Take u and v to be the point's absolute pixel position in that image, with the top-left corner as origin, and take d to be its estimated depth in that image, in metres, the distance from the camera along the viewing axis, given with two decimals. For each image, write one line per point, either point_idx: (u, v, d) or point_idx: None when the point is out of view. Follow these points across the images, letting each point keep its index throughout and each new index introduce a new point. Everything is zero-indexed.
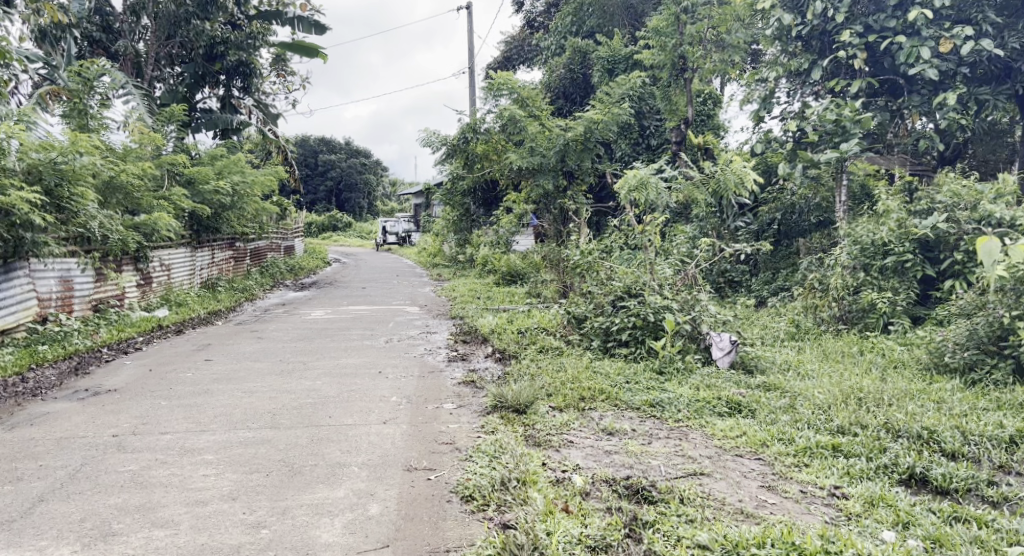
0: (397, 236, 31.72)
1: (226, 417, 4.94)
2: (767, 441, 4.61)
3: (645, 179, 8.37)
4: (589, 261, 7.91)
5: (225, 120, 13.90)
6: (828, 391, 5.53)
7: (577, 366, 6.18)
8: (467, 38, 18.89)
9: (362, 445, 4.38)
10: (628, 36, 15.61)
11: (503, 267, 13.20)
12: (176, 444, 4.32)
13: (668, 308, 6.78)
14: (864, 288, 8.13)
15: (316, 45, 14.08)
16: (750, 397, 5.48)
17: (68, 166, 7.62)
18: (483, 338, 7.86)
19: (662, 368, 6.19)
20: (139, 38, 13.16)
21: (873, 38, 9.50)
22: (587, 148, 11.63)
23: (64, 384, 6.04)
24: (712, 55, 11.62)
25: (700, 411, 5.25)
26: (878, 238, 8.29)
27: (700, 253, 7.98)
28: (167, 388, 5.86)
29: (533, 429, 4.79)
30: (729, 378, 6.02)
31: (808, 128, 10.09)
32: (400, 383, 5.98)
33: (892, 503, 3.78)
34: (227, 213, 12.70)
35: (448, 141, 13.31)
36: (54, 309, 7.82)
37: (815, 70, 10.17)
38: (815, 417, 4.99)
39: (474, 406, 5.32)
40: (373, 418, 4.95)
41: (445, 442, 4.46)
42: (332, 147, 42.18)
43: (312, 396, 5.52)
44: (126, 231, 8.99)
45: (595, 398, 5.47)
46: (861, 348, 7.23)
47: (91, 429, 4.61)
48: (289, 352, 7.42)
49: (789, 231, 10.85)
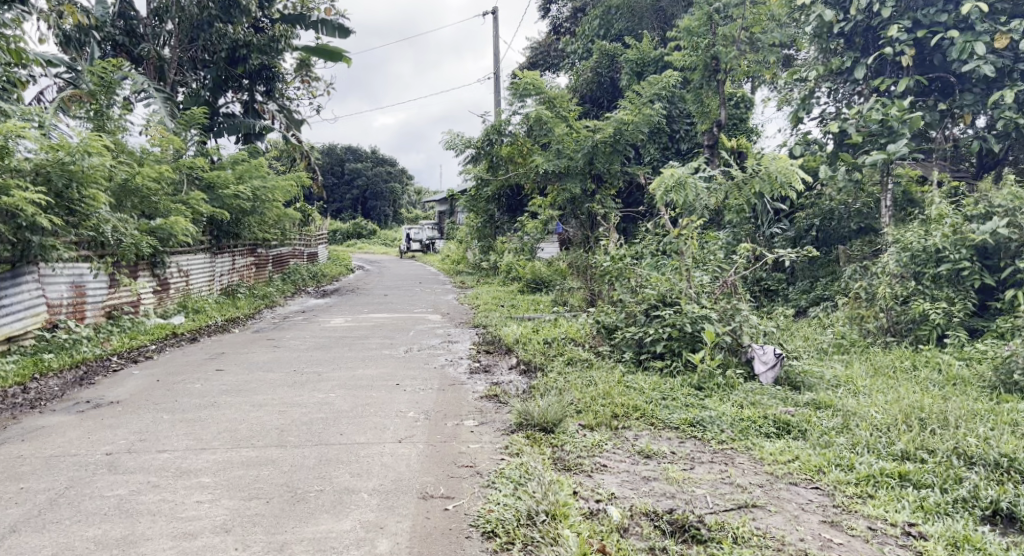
0: (422, 243, 31.41)
1: (230, 434, 4.58)
2: (823, 468, 4.14)
3: (683, 179, 7.80)
4: (620, 267, 7.43)
5: (248, 125, 13.69)
6: (884, 411, 5.05)
7: (608, 381, 5.73)
8: (493, 43, 18.57)
9: (373, 468, 3.98)
10: (658, 38, 15.20)
11: (528, 274, 13.09)
12: (170, 465, 3.96)
13: (708, 318, 6.28)
14: (915, 297, 7.59)
15: (341, 49, 13.87)
16: (800, 416, 5.00)
17: (77, 166, 7.28)
18: (508, 348, 7.46)
19: (700, 384, 5.73)
20: (163, 43, 13.02)
21: (922, 34, 8.99)
22: (617, 151, 11.02)
23: (66, 395, 5.74)
24: (746, 55, 11.13)
25: (745, 431, 4.79)
26: (930, 244, 7.70)
27: (739, 259, 7.45)
28: (173, 400, 5.52)
29: (562, 451, 4.35)
30: (775, 394, 5.55)
31: (851, 130, 9.59)
32: (419, 397, 5.59)
33: (979, 546, 3.31)
34: (248, 218, 12.51)
35: (474, 144, 12.93)
36: (65, 315, 7.56)
37: (858, 68, 9.67)
38: (875, 440, 4.49)
39: (497, 423, 4.91)
40: (387, 436, 4.56)
41: (465, 466, 4.04)
42: (359, 155, 42.30)
43: (324, 410, 5.15)
44: (141, 235, 8.73)
45: (629, 416, 5.02)
46: (915, 362, 6.72)
47: (84, 446, 4.28)
48: (303, 362, 7.07)
49: (827, 238, 10.31)
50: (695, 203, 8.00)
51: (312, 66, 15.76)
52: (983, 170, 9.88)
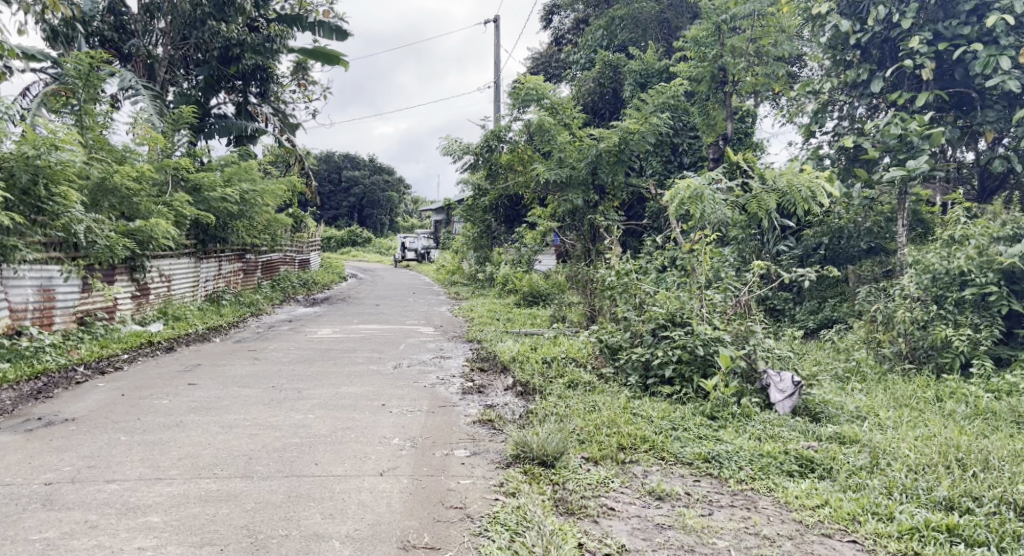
0: (417, 253, 30.81)
1: (192, 460, 4.10)
2: (858, 516, 3.70)
3: (700, 191, 7.17)
4: (625, 281, 6.84)
5: (240, 127, 13.20)
6: (914, 448, 4.58)
7: (613, 408, 5.25)
8: (494, 52, 18.20)
9: (348, 508, 3.54)
10: (663, 49, 14.88)
11: (525, 286, 12.72)
12: (115, 500, 3.54)
13: (720, 341, 5.80)
14: (935, 323, 7.12)
15: (338, 52, 13.41)
16: (824, 453, 4.52)
17: (44, 161, 6.91)
18: (504, 366, 6.98)
19: (713, 414, 5.26)
20: (152, 41, 12.35)
21: (944, 46, 8.54)
22: (621, 161, 10.46)
23: (18, 411, 5.25)
24: (754, 68, 10.78)
25: (765, 469, 4.31)
26: (953, 267, 7.20)
27: (754, 277, 6.89)
28: (135, 418, 5.02)
29: (563, 490, 3.89)
30: (794, 426, 5.08)
31: (867, 144, 9.12)
32: (405, 420, 5.11)
33: None
34: (236, 223, 11.97)
35: (472, 150, 12.44)
36: (30, 321, 7.07)
37: (875, 80, 9.22)
38: (914, 482, 4.03)
39: (491, 454, 4.43)
40: (367, 467, 4.08)
41: (454, 507, 3.62)
42: (357, 163, 41.90)
43: (300, 434, 4.67)
44: (118, 237, 8.22)
45: (637, 449, 4.55)
46: (939, 394, 6.25)
47: (22, 475, 3.84)
48: (284, 377, 6.56)
49: (835, 257, 9.85)
50: (713, 215, 7.36)
51: (310, 70, 15.32)
52: (987, 193, 9.44)
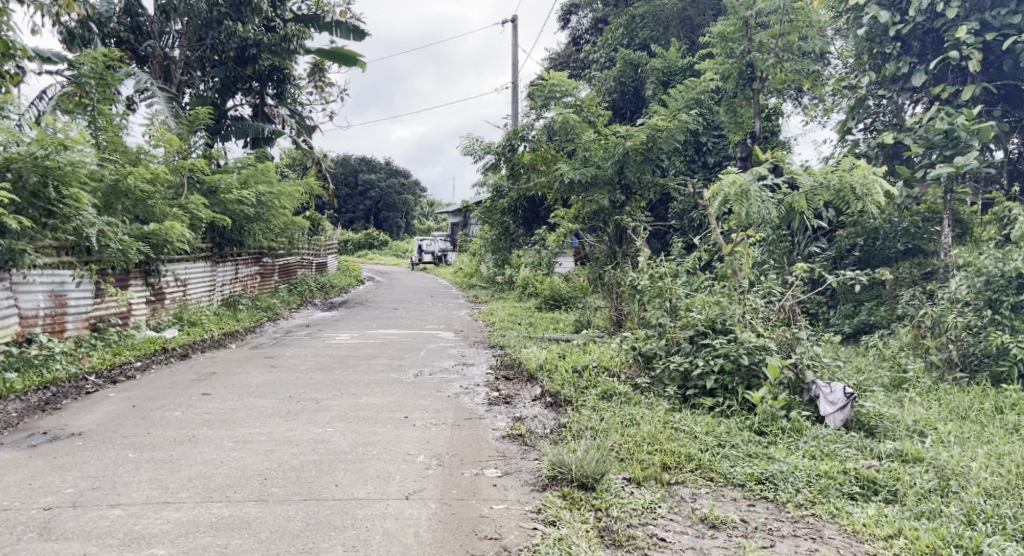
0: (433, 256, 30.41)
1: (204, 480, 3.81)
2: (940, 549, 3.36)
3: (746, 188, 6.79)
4: (659, 285, 6.40)
5: (257, 129, 12.85)
6: (987, 468, 4.17)
7: (652, 422, 4.88)
8: (512, 52, 17.87)
9: (373, 539, 3.27)
10: (685, 47, 14.47)
11: (546, 290, 12.34)
12: (119, 529, 3.27)
13: (766, 350, 5.41)
14: (989, 329, 6.67)
15: (355, 52, 13.09)
16: (887, 472, 4.12)
17: (53, 162, 6.60)
18: (530, 376, 6.63)
19: (760, 429, 4.88)
20: (169, 43, 12.11)
21: (992, 36, 8.09)
22: (648, 159, 10.04)
23: (22, 424, 4.97)
24: (785, 62, 10.34)
25: (825, 492, 3.93)
26: (1010, 268, 6.75)
27: (798, 283, 6.44)
28: (145, 432, 4.74)
29: (607, 517, 3.56)
30: (850, 442, 4.68)
31: (910, 140, 8.66)
32: (430, 434, 4.77)
33: None
34: (252, 225, 11.72)
35: (493, 149, 12.13)
36: (41, 328, 6.83)
37: (916, 74, 8.78)
38: (996, 510, 3.65)
39: (524, 474, 4.09)
40: (391, 489, 3.76)
41: (488, 538, 3.32)
42: (373, 165, 41.74)
43: (319, 451, 4.35)
44: (132, 241, 7.96)
45: (683, 468, 4.18)
46: (1000, 406, 5.81)
47: (22, 498, 3.57)
48: (301, 386, 6.26)
49: (871, 259, 9.39)
50: (758, 216, 6.94)
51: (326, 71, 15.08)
52: None
